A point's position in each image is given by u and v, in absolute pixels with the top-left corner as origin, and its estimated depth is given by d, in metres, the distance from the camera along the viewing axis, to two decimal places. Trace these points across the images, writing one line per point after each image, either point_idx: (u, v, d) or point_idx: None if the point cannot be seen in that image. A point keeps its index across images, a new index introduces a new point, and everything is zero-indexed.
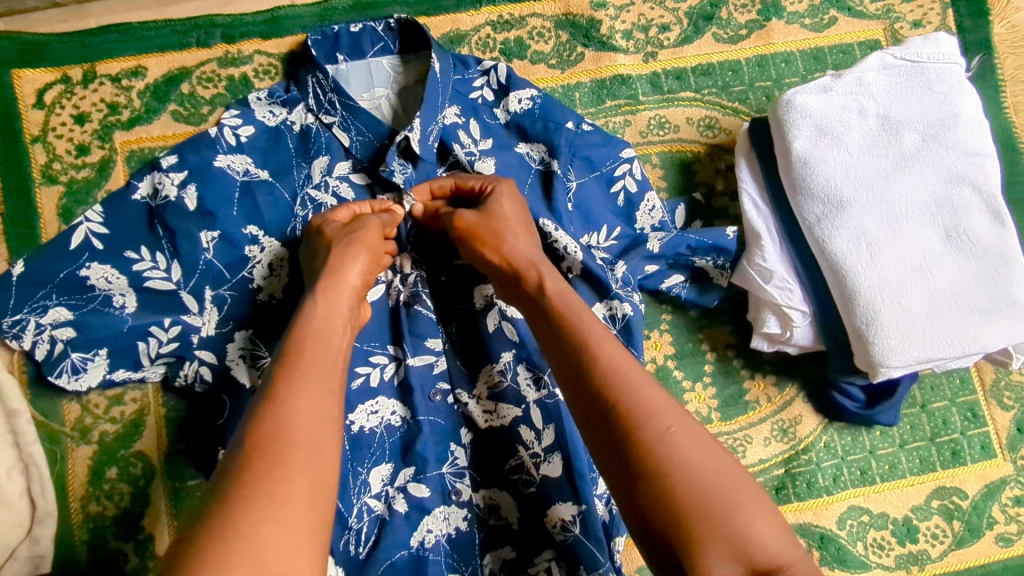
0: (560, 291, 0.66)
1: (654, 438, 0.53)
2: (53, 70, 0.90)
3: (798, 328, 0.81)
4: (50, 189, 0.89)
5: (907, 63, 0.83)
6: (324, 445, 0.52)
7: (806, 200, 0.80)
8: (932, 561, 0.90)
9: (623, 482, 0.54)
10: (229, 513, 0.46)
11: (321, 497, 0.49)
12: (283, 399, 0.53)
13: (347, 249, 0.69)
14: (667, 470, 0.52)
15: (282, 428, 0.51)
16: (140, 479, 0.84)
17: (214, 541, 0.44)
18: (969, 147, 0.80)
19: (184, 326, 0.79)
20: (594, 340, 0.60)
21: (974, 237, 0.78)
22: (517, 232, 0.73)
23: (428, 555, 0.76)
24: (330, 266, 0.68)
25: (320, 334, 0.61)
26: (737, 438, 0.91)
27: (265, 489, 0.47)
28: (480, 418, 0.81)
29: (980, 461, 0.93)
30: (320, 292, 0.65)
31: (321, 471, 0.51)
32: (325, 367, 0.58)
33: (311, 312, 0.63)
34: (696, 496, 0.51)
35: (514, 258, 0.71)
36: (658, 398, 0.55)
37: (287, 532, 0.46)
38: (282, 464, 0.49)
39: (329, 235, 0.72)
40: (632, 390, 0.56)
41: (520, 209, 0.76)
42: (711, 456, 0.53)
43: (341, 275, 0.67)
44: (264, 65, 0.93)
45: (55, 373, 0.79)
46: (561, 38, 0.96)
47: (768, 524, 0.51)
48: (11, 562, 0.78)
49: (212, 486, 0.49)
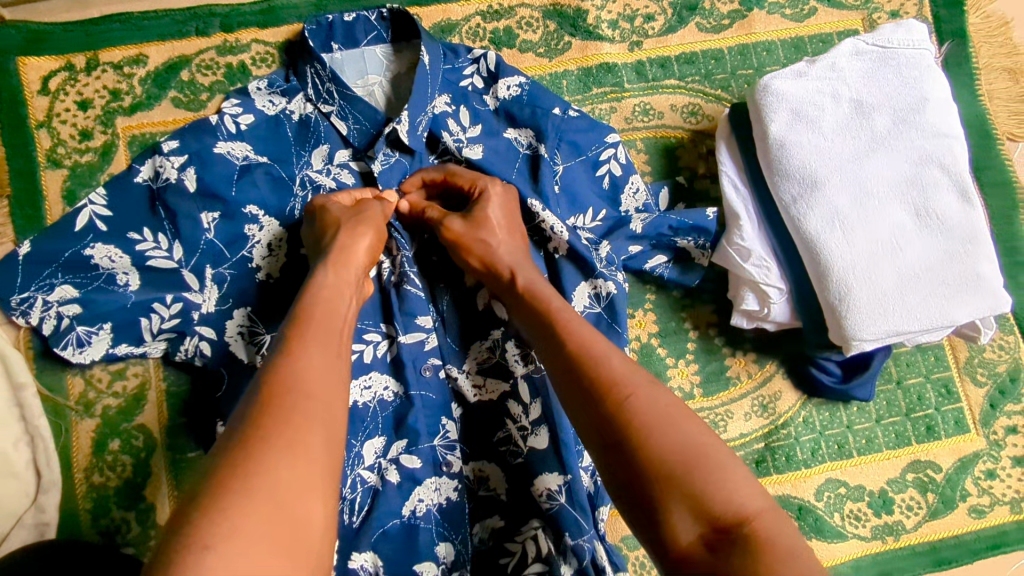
0: (530, 283, 0.73)
1: (624, 402, 0.57)
2: (57, 58, 0.93)
3: (775, 305, 0.85)
4: (55, 172, 0.92)
5: (878, 49, 0.86)
6: (335, 401, 0.55)
7: (782, 181, 0.84)
8: (906, 532, 0.93)
9: (599, 442, 0.57)
10: (252, 448, 0.48)
11: (333, 446, 0.53)
12: (299, 356, 0.56)
13: (352, 227, 0.73)
14: (637, 424, 0.55)
15: (298, 380, 0.54)
16: (142, 451, 0.87)
17: (238, 471, 0.47)
18: (937, 128, 0.83)
19: (185, 303, 0.82)
20: (568, 325, 0.65)
21: (941, 215, 0.82)
22: (499, 229, 0.78)
23: (419, 523, 0.80)
24: (340, 243, 0.72)
25: (330, 303, 0.64)
26: (718, 413, 0.94)
27: (286, 431, 0.50)
28: (470, 393, 0.85)
29: (954, 436, 0.96)
30: (332, 264, 0.69)
31: (333, 424, 0.54)
32: (333, 333, 0.62)
33: (322, 280, 0.67)
34: (666, 454, 0.53)
35: (494, 260, 0.76)
36: (629, 369, 0.59)
37: (303, 474, 0.49)
38: (299, 411, 0.52)
39: (337, 213, 0.76)
40: (604, 361, 0.60)
41: (505, 213, 0.80)
42: (679, 417, 0.56)
43: (349, 251, 0.71)
44: (261, 54, 0.96)
45: (61, 345, 0.82)
46: (550, 27, 0.99)
47: (738, 482, 0.53)
48: (17, 529, 0.82)
49: (231, 426, 0.51)
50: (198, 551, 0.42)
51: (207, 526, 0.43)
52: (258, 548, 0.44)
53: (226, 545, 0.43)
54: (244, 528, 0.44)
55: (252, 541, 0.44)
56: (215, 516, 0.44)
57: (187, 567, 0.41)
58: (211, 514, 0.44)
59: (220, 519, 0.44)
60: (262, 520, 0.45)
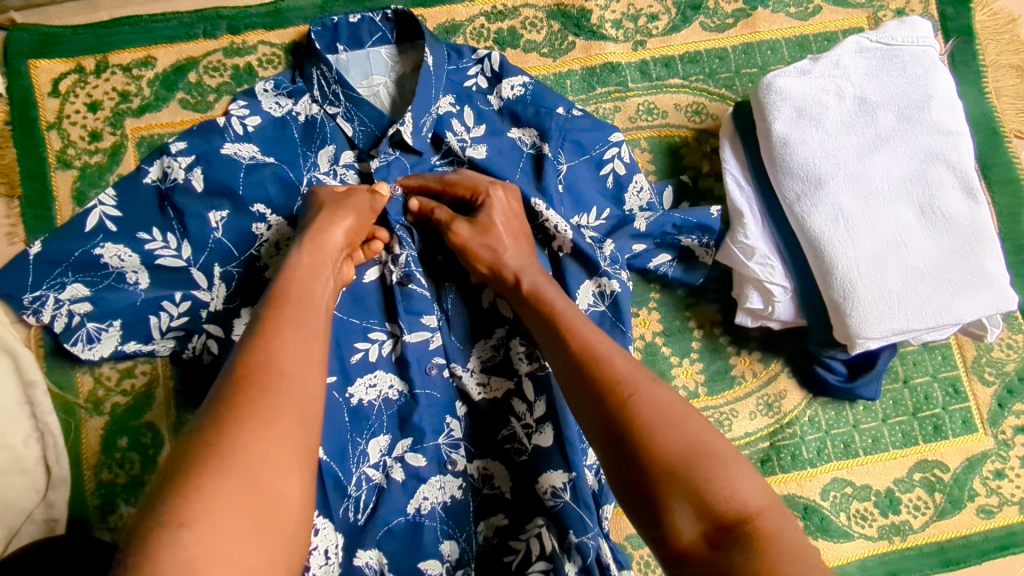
0: (535, 284, 0.73)
1: (627, 400, 0.57)
2: (68, 61, 0.95)
3: (780, 303, 0.85)
4: (65, 173, 0.93)
5: (882, 46, 0.86)
6: (312, 382, 0.56)
7: (786, 179, 0.83)
8: (913, 532, 0.92)
9: (604, 440, 0.57)
10: (227, 427, 0.49)
11: (309, 424, 0.53)
12: (276, 337, 0.57)
13: (332, 211, 0.74)
14: (639, 421, 0.55)
15: (272, 359, 0.55)
16: (150, 448, 0.88)
17: (214, 450, 0.47)
18: (942, 126, 0.83)
19: (194, 300, 0.82)
20: (573, 324, 0.66)
21: (947, 213, 0.81)
22: (503, 236, 0.78)
23: (424, 521, 0.80)
24: (317, 226, 0.72)
25: (306, 284, 0.65)
26: (723, 412, 0.93)
27: (261, 410, 0.51)
28: (475, 391, 0.84)
29: (961, 436, 0.95)
30: (305, 243, 0.70)
31: (309, 404, 0.54)
32: (312, 314, 0.62)
33: (296, 261, 0.68)
34: (671, 451, 0.53)
35: (501, 265, 0.77)
36: (632, 367, 0.60)
37: (279, 455, 0.49)
38: (274, 391, 0.52)
39: (324, 198, 0.77)
40: (607, 360, 0.61)
41: (508, 219, 0.80)
42: (681, 413, 0.56)
43: (324, 233, 0.71)
44: (267, 55, 0.97)
45: (71, 341, 0.82)
46: (553, 27, 1.00)
47: (741, 477, 0.53)
48: (27, 524, 0.83)
49: (207, 407, 0.52)
50: (174, 529, 0.43)
51: (183, 504, 0.44)
52: (232, 525, 0.44)
53: (201, 522, 0.43)
54: (220, 505, 0.45)
55: (227, 517, 0.44)
56: (191, 494, 0.44)
57: (164, 544, 0.42)
58: (187, 492, 0.45)
59: (196, 496, 0.44)
60: (236, 497, 0.46)
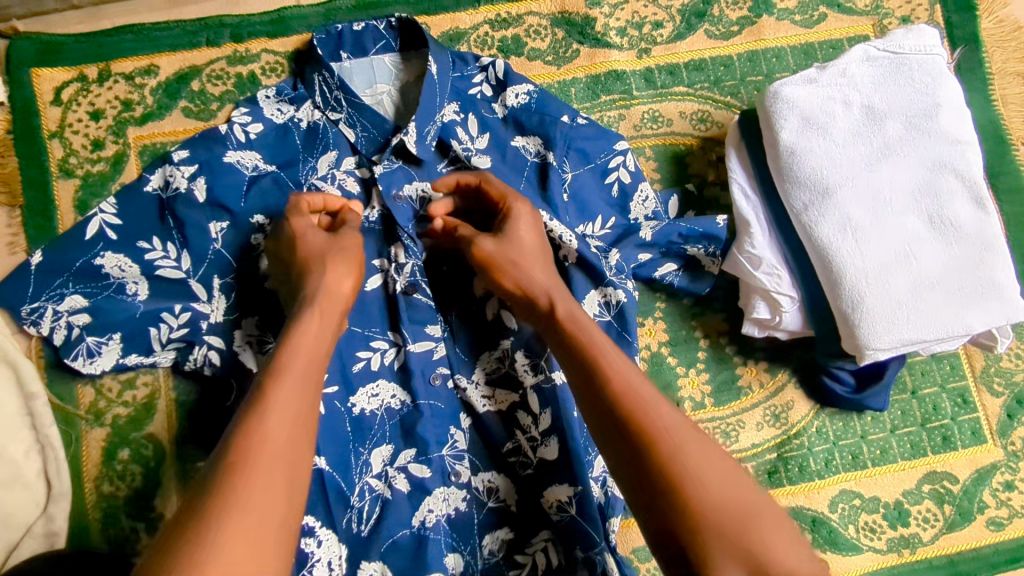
0: (570, 309, 0.69)
1: (670, 452, 0.54)
2: (70, 70, 0.94)
3: (787, 314, 0.84)
4: (67, 182, 0.93)
5: (890, 55, 0.85)
6: (301, 463, 0.54)
7: (793, 189, 0.83)
8: (923, 545, 0.91)
9: (643, 493, 0.54)
10: (209, 519, 0.48)
11: (293, 512, 0.52)
12: (272, 411, 0.55)
13: (337, 267, 0.72)
14: (683, 479, 0.52)
15: (264, 440, 0.53)
16: (152, 461, 0.87)
17: (194, 544, 0.46)
18: (952, 135, 0.82)
19: (194, 313, 0.81)
20: (606, 360, 0.62)
21: (957, 222, 0.81)
22: (532, 252, 0.75)
23: (428, 534, 0.79)
24: (328, 286, 0.70)
25: (309, 348, 0.63)
26: (730, 423, 0.92)
27: (248, 500, 0.49)
28: (480, 403, 0.83)
29: (970, 446, 0.94)
30: (315, 306, 0.67)
31: (296, 490, 0.53)
32: (310, 381, 0.60)
33: (306, 325, 0.65)
34: (718, 513, 0.51)
35: (529, 285, 0.73)
36: (670, 414, 0.57)
37: (264, 547, 0.48)
38: (263, 475, 0.51)
39: (322, 244, 0.74)
40: (646, 404, 0.57)
41: (536, 234, 0.77)
42: (725, 471, 0.54)
43: (336, 295, 0.70)
44: (270, 64, 0.97)
45: (71, 356, 0.82)
46: (557, 35, 0.99)
47: (788, 543, 0.51)
48: (27, 538, 0.82)
49: (194, 493, 0.50)
50: None
51: None
52: None
53: None
54: None
55: None
56: None
57: None
58: None
59: None
60: None
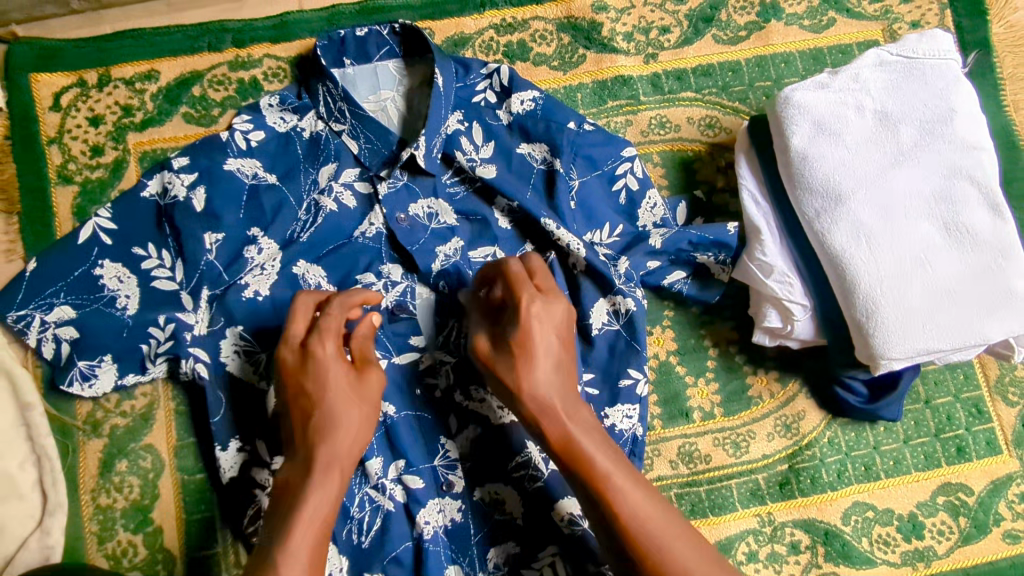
0: (572, 431, 0.63)
1: None
2: (69, 74, 0.93)
3: (798, 322, 0.82)
4: (65, 188, 0.91)
5: (903, 60, 0.84)
6: None
7: (805, 195, 0.81)
8: (938, 558, 0.89)
9: None
10: None
11: None
12: None
13: (358, 416, 0.66)
14: None
15: None
16: (150, 473, 0.85)
17: None
18: (967, 141, 0.81)
19: (177, 323, 0.79)
20: (615, 493, 0.60)
21: (973, 230, 0.79)
22: (546, 359, 0.66)
23: (428, 546, 0.77)
24: (348, 447, 0.65)
25: (319, 505, 0.61)
26: (740, 433, 0.91)
27: None
28: (495, 415, 0.81)
29: (986, 457, 0.92)
30: (335, 471, 0.63)
31: None
32: (316, 546, 0.59)
33: (321, 489, 0.62)
34: None
35: (539, 399, 0.65)
36: (686, 551, 0.58)
37: None
38: None
39: (349, 389, 0.67)
40: (662, 543, 0.58)
41: (556, 333, 0.67)
42: None
43: (352, 455, 0.65)
44: (273, 69, 0.95)
45: (67, 383, 0.80)
46: (563, 40, 0.98)
47: None
48: (22, 552, 0.79)
49: None
50: None
51: None
52: None
53: None
54: None
55: None
56: None
57: None
58: None
59: None
60: None
